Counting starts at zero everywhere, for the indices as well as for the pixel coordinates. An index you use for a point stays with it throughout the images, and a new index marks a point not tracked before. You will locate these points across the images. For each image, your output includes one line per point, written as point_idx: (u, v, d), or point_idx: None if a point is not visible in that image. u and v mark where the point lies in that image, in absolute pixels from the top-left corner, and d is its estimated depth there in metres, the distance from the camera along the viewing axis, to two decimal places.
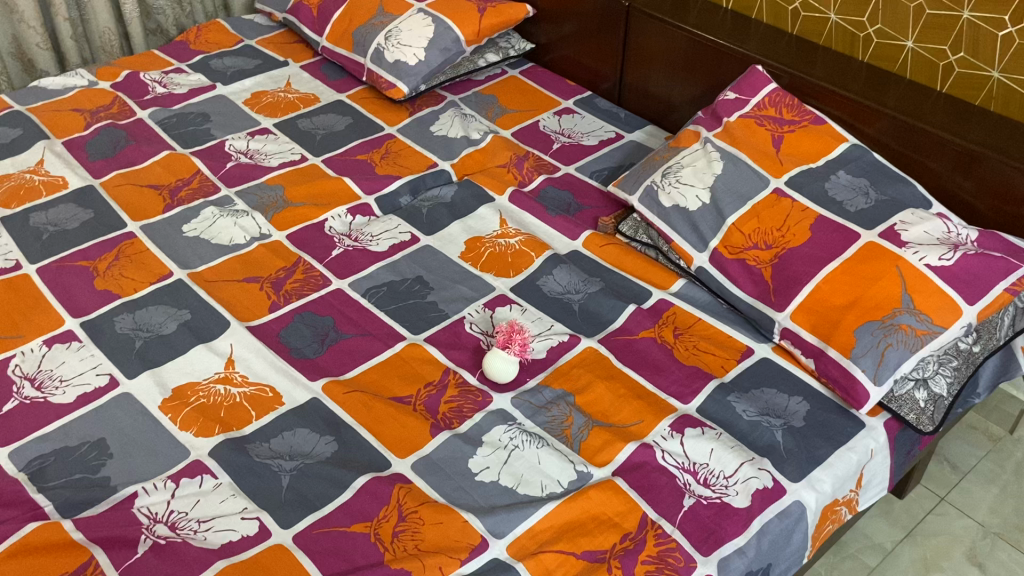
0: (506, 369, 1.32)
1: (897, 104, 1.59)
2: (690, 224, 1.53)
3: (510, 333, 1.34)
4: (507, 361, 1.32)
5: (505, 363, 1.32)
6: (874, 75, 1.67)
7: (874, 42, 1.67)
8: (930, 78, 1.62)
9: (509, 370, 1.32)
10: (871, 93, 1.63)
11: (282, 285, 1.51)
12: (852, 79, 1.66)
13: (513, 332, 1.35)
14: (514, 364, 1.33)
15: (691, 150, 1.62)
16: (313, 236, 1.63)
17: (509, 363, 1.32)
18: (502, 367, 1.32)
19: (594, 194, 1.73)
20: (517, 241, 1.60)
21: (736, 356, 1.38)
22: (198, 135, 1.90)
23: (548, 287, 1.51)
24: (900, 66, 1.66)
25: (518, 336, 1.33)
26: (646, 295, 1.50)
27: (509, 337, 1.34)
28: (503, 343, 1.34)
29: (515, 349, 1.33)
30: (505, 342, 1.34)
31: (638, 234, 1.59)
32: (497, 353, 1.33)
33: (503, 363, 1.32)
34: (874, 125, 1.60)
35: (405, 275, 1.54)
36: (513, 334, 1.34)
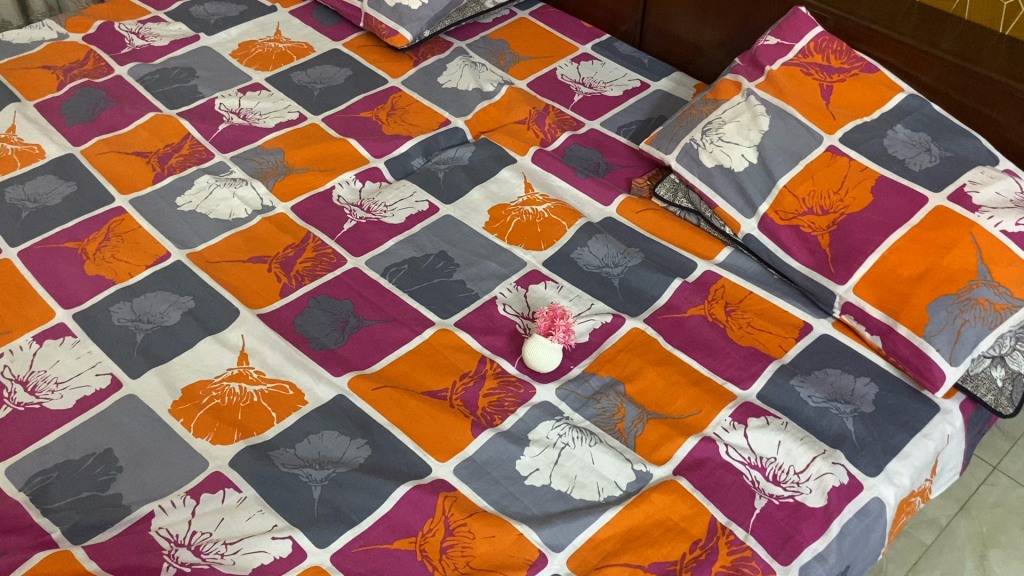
0: (550, 359, 1.22)
1: (955, 47, 1.45)
2: (737, 187, 1.40)
3: (552, 318, 1.23)
4: (550, 350, 1.21)
5: (549, 353, 1.21)
6: (926, 16, 1.53)
7: None
8: (992, 19, 1.48)
9: (553, 358, 1.22)
10: (925, 35, 1.49)
11: (293, 265, 1.38)
12: (903, 21, 1.52)
13: (555, 316, 1.23)
14: (557, 351, 1.22)
15: (732, 103, 1.49)
16: (321, 207, 1.49)
17: (552, 352, 1.22)
18: (545, 357, 1.21)
19: (624, 152, 1.60)
20: (546, 208, 1.48)
21: (794, 334, 1.28)
22: (185, 93, 1.73)
23: (584, 261, 1.40)
24: (957, 6, 1.51)
25: (561, 321, 1.22)
26: (691, 265, 1.39)
27: (551, 322, 1.22)
28: (545, 330, 1.22)
29: (559, 336, 1.21)
30: (546, 329, 1.22)
31: (677, 197, 1.47)
32: (538, 341, 1.22)
33: (546, 352, 1.21)
34: (929, 71, 1.47)
35: (426, 251, 1.41)
36: (556, 318, 1.22)
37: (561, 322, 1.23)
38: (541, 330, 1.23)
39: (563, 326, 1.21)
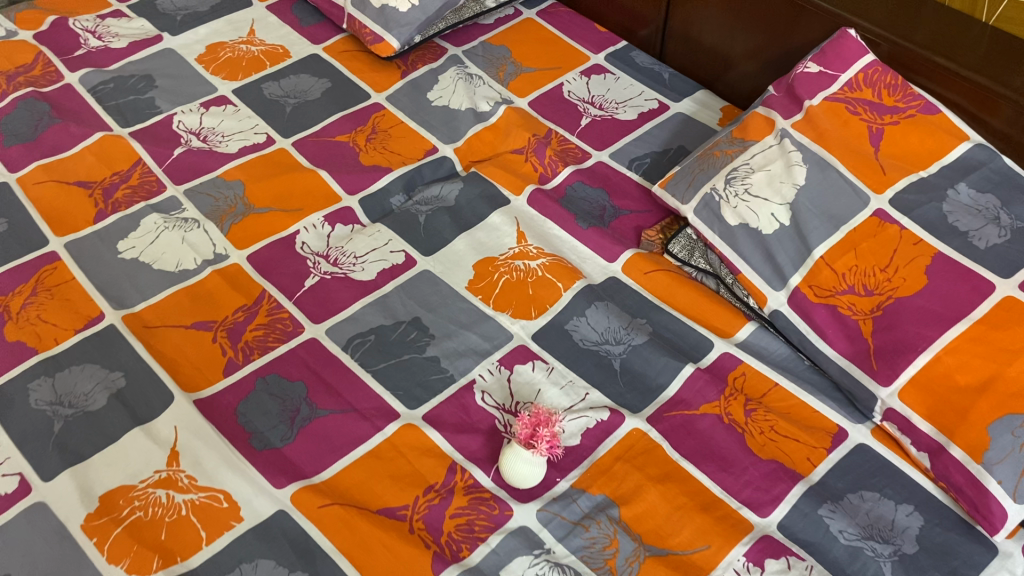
0: (531, 474, 1.02)
1: None
2: (764, 253, 1.18)
3: (535, 425, 1.03)
4: (530, 464, 1.02)
5: (530, 468, 1.02)
6: (1002, 43, 1.27)
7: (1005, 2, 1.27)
8: None
9: (535, 472, 1.03)
10: (996, 66, 1.25)
11: (241, 334, 1.19)
12: (970, 47, 1.28)
13: (538, 421, 1.03)
14: (540, 463, 1.03)
15: (763, 145, 1.26)
16: (281, 256, 1.29)
17: (535, 468, 1.02)
18: (525, 472, 1.02)
19: (635, 193, 1.38)
20: (539, 264, 1.27)
21: (824, 444, 1.08)
22: (141, 107, 1.53)
23: (580, 336, 1.19)
24: None
25: (546, 431, 1.02)
26: (706, 345, 1.18)
27: (533, 429, 1.03)
28: (524, 438, 1.03)
29: (542, 447, 1.02)
30: (526, 437, 1.03)
31: (693, 256, 1.25)
32: (516, 451, 1.03)
33: (526, 468, 1.02)
34: (1001, 114, 1.23)
35: (398, 317, 1.21)
36: (540, 426, 1.03)
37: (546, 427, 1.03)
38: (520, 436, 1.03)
39: (546, 436, 1.01)
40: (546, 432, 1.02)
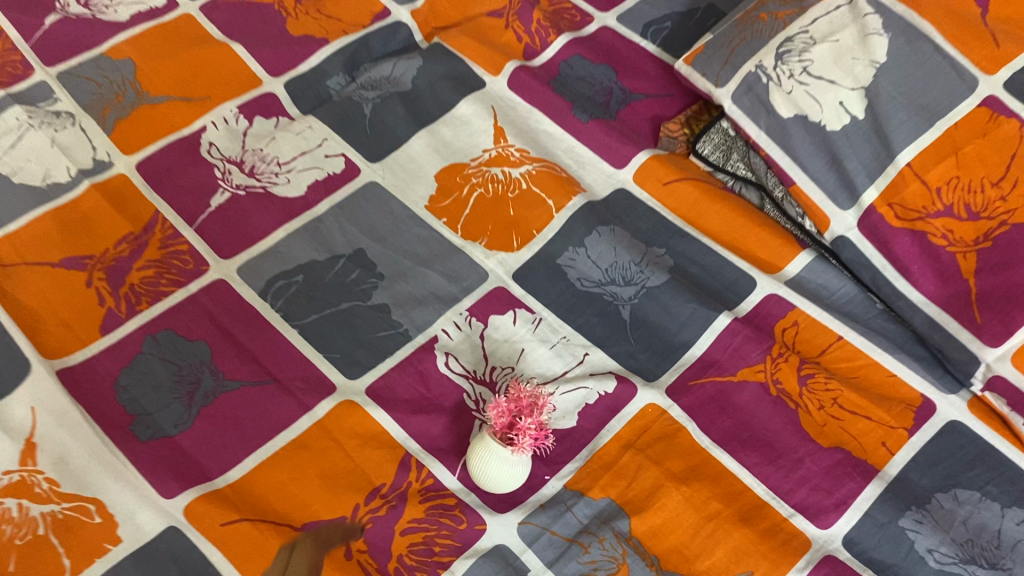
0: (511, 478, 0.75)
1: None
2: (828, 155, 0.88)
3: (517, 411, 0.75)
4: (509, 464, 0.74)
5: (508, 471, 0.75)
6: None
7: None
8: None
9: (517, 475, 0.75)
10: None
11: (125, 275, 0.89)
12: None
13: (519, 404, 0.76)
14: (524, 462, 0.75)
15: (828, 5, 0.92)
16: (180, 163, 0.97)
17: (514, 471, 0.75)
18: (502, 476, 0.75)
19: (651, 70, 1.05)
20: (523, 171, 0.96)
21: (904, 424, 0.81)
22: None
23: (578, 275, 0.90)
24: None
25: (530, 425, 0.74)
26: (744, 286, 0.88)
27: (513, 415, 0.75)
28: (499, 428, 0.75)
29: (524, 443, 0.74)
30: (503, 427, 0.75)
31: (730, 159, 0.95)
32: (488, 446, 0.75)
33: (502, 470, 0.75)
34: None
35: (334, 249, 0.91)
36: (522, 414, 0.75)
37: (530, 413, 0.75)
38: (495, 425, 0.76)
39: (529, 429, 0.74)
40: (529, 423, 0.74)
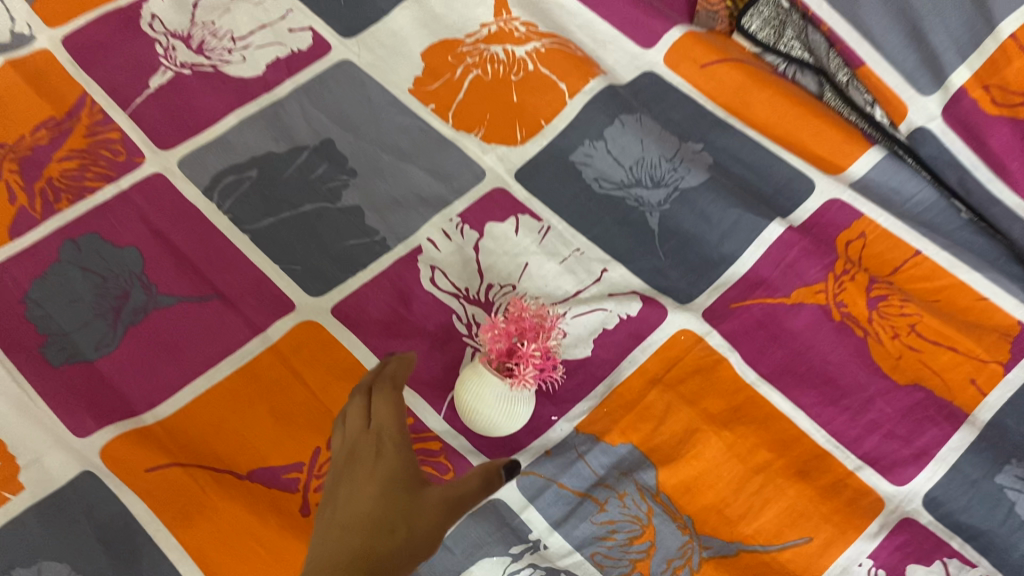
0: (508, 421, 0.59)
1: None
2: (908, 27, 0.70)
3: (517, 334, 0.59)
4: (506, 404, 0.58)
5: (504, 413, 0.59)
6: None
7: None
8: None
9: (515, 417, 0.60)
10: None
11: (42, 167, 0.73)
12: None
13: (521, 326, 0.60)
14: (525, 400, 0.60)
15: None
16: (115, 37, 0.81)
17: (513, 410, 0.59)
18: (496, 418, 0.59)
19: None
20: (530, 49, 0.79)
21: (999, 357, 0.64)
22: None
23: (595, 175, 0.73)
24: None
25: (535, 351, 0.58)
26: (800, 187, 0.72)
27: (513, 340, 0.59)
28: (494, 357, 0.59)
29: (527, 376, 0.58)
30: (500, 355, 0.59)
31: (781, 35, 0.78)
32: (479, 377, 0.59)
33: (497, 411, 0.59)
34: None
35: (297, 140, 0.74)
36: (524, 338, 0.59)
37: (534, 339, 0.60)
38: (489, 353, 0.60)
39: (534, 357, 0.58)
40: (534, 350, 0.58)
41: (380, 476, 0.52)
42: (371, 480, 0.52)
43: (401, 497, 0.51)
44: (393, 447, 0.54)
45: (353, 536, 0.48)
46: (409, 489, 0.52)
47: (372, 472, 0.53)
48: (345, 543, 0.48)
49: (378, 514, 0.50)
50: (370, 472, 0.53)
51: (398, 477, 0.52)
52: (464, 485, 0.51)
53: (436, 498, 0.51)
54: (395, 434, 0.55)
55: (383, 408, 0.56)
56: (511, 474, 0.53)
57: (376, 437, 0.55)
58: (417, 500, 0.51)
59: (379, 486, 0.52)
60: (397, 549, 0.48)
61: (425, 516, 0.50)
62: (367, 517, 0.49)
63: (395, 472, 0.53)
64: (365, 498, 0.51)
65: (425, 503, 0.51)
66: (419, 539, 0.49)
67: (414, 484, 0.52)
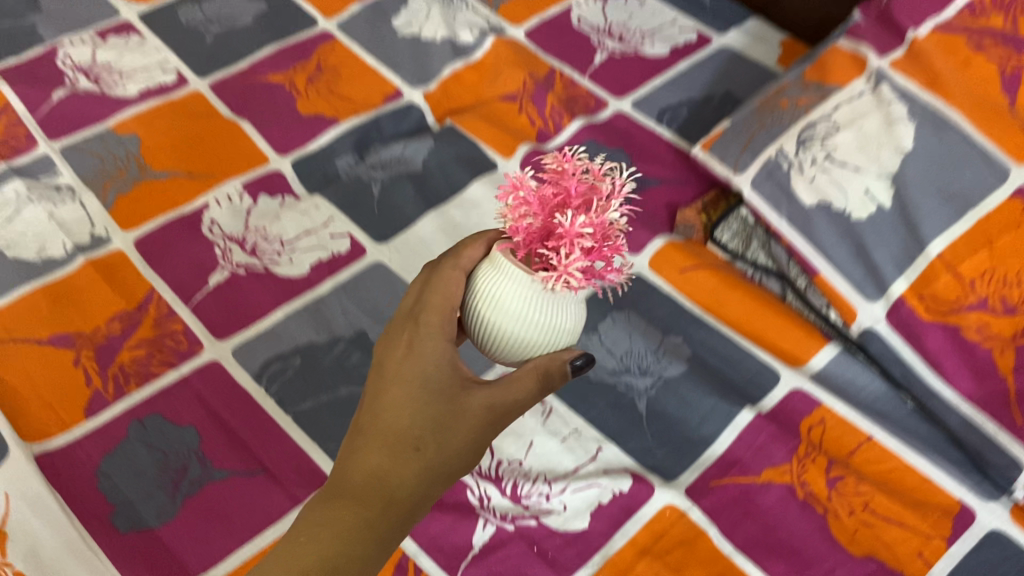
0: (550, 328, 0.61)
1: None
2: (854, 244, 0.84)
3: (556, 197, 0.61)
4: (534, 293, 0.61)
5: (536, 302, 0.61)
6: None
7: None
8: None
9: (557, 315, 0.61)
10: None
11: (115, 355, 0.85)
12: None
13: (560, 190, 0.61)
14: (564, 299, 0.61)
15: (850, 93, 0.91)
16: (180, 240, 0.94)
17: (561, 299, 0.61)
18: (526, 313, 0.61)
19: (666, 156, 1.04)
20: None
21: (943, 533, 0.74)
22: (17, 34, 1.17)
23: (591, 363, 0.85)
24: None
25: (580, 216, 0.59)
26: (766, 379, 0.84)
27: (550, 194, 0.61)
28: (530, 236, 0.61)
29: (574, 251, 0.59)
30: (536, 234, 0.61)
31: (750, 248, 0.92)
32: (498, 264, 0.62)
33: (526, 302, 0.61)
34: None
35: (335, 332, 0.88)
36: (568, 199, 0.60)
37: (578, 203, 0.61)
38: (515, 239, 0.62)
39: (581, 228, 0.58)
40: (578, 223, 0.59)
41: (410, 380, 0.56)
42: (408, 384, 0.56)
43: (432, 405, 0.56)
44: (432, 342, 0.58)
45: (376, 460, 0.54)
46: (442, 394, 0.56)
47: (401, 371, 0.57)
48: (366, 466, 0.54)
49: (411, 430, 0.55)
50: (400, 373, 0.57)
51: (431, 377, 0.57)
52: (501, 391, 0.57)
53: (470, 403, 0.57)
54: (442, 313, 0.60)
55: (452, 284, 0.62)
56: (577, 368, 0.60)
57: (415, 334, 0.58)
58: (447, 408, 0.56)
59: (408, 392, 0.56)
60: (420, 471, 0.55)
61: (454, 425, 0.56)
62: (392, 434, 0.55)
63: (430, 375, 0.57)
64: (397, 406, 0.56)
65: (456, 411, 0.56)
66: (443, 452, 0.56)
67: (451, 385, 0.57)
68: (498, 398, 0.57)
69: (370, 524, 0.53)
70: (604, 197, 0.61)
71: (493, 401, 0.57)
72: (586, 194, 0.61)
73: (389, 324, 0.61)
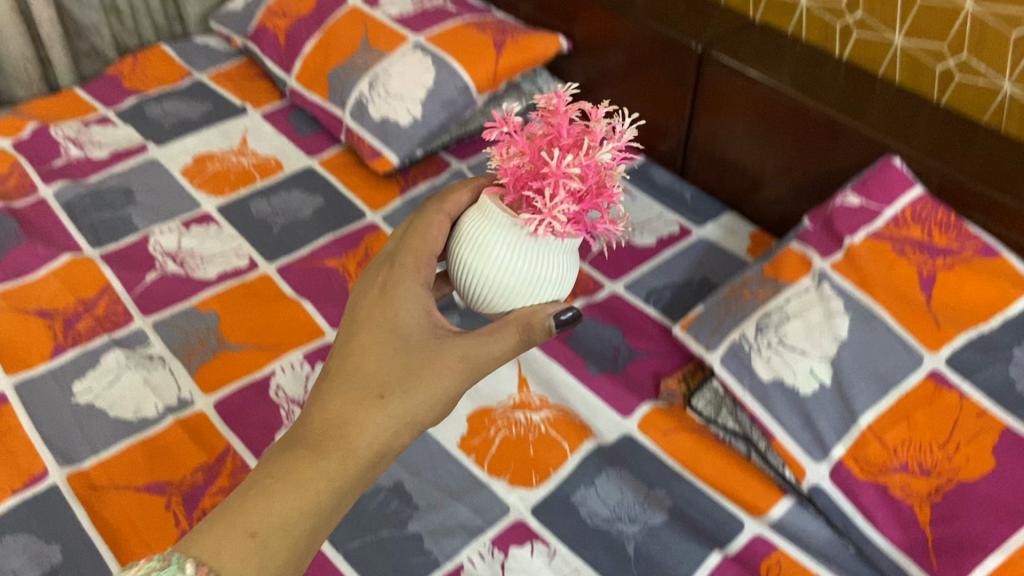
0: (532, 274, 0.83)
1: None
2: (802, 415, 1.03)
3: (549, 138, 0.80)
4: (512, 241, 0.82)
5: (512, 246, 0.83)
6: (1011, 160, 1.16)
7: (1009, 108, 1.18)
8: None
9: (535, 258, 0.83)
10: (1005, 180, 1.13)
11: (198, 500, 1.04)
12: (977, 159, 1.16)
13: (555, 136, 0.80)
14: (541, 245, 0.83)
15: (799, 289, 1.13)
16: (252, 403, 1.15)
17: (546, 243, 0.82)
18: (505, 259, 0.83)
19: (653, 333, 1.26)
20: (542, 418, 1.13)
21: None
22: (117, 223, 1.42)
23: (588, 511, 1.04)
24: None
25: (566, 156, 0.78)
26: (733, 527, 1.02)
27: (545, 138, 0.81)
28: (532, 170, 0.81)
29: (563, 185, 0.78)
30: (536, 168, 0.81)
31: (721, 415, 1.12)
32: (485, 217, 0.85)
33: (505, 250, 0.83)
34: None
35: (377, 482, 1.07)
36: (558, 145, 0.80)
37: (568, 145, 0.80)
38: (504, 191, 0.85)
39: (566, 172, 0.78)
40: (566, 164, 0.78)
41: (380, 336, 0.76)
42: (379, 341, 0.76)
43: (397, 354, 0.75)
44: (403, 300, 0.79)
45: (351, 404, 0.72)
46: (407, 344, 0.76)
47: (375, 329, 0.77)
48: (341, 409, 0.72)
49: (379, 378, 0.74)
50: (373, 332, 0.76)
51: (397, 333, 0.76)
52: (459, 346, 0.77)
53: (433, 351, 0.76)
54: (417, 274, 0.82)
55: (434, 237, 0.85)
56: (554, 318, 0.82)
57: (387, 299, 0.79)
58: (410, 356, 0.75)
59: (379, 346, 0.76)
60: (383, 409, 0.73)
61: (415, 373, 0.75)
62: (365, 381, 0.74)
63: (395, 329, 0.77)
64: (370, 359, 0.75)
65: (416, 364, 0.75)
66: (401, 393, 0.74)
67: (414, 340, 0.76)
68: (469, 349, 0.77)
69: (340, 462, 0.70)
70: (596, 145, 0.80)
71: (457, 352, 0.77)
72: (578, 140, 0.81)
73: (368, 270, 0.84)
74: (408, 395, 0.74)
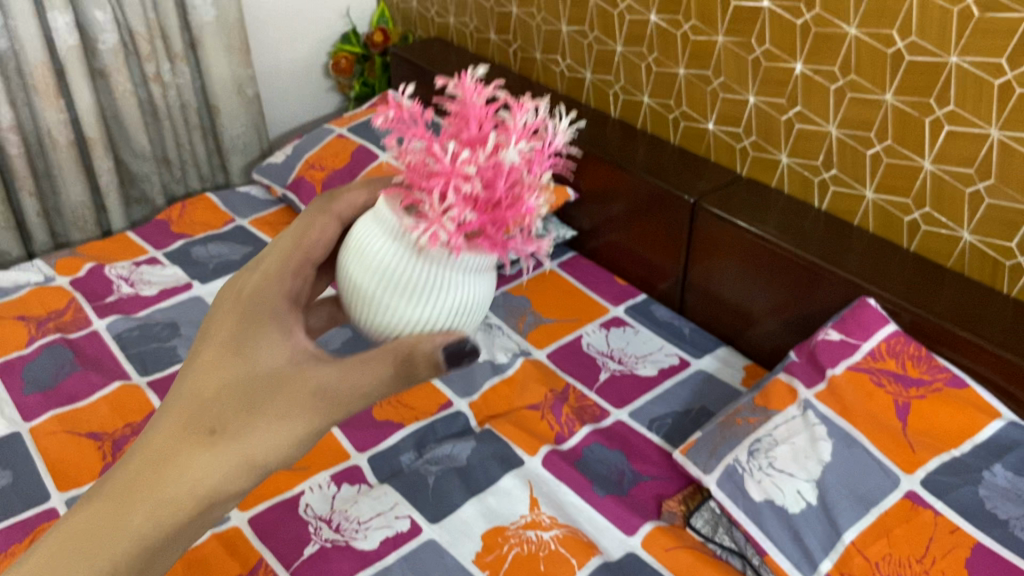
0: (423, 291, 0.73)
1: (1000, 336, 1.21)
2: (792, 533, 1.11)
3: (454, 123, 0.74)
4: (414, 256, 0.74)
5: (411, 262, 0.74)
6: (972, 300, 1.29)
7: (969, 253, 1.32)
8: (992, 276, 1.30)
9: (435, 280, 0.74)
10: (967, 317, 1.25)
11: None
12: (943, 298, 1.29)
13: (459, 122, 0.74)
14: (442, 264, 0.74)
15: (786, 416, 1.23)
16: (282, 519, 1.24)
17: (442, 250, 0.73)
18: (399, 273, 0.74)
19: (656, 457, 1.36)
20: (552, 535, 1.21)
21: None
22: (163, 353, 1.55)
23: None
24: (998, 279, 1.29)
25: (469, 147, 0.72)
26: None
27: (446, 128, 0.74)
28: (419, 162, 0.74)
29: (459, 179, 0.71)
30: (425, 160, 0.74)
31: (718, 533, 1.21)
32: (384, 223, 0.76)
33: (403, 262, 0.74)
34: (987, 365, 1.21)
35: None
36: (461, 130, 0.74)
37: (473, 136, 0.73)
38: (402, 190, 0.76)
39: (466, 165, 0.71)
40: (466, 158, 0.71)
41: (222, 361, 0.69)
42: (218, 366, 0.69)
43: (238, 387, 0.68)
44: (253, 321, 0.71)
45: (177, 439, 0.67)
46: (249, 374, 0.69)
47: (218, 354, 0.69)
48: (166, 440, 0.67)
49: (210, 414, 0.67)
50: (216, 357, 0.69)
51: (240, 359, 0.69)
52: (311, 379, 0.69)
53: (278, 388, 0.68)
54: (280, 288, 0.74)
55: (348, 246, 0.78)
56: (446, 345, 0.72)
57: (242, 318, 0.71)
58: (251, 388, 0.68)
59: (220, 373, 0.68)
60: (211, 448, 0.67)
61: (257, 409, 0.68)
62: (198, 414, 0.67)
63: (237, 353, 0.69)
64: (207, 389, 0.68)
65: (258, 398, 0.68)
66: (233, 431, 0.67)
67: (262, 370, 0.69)
68: (326, 383, 0.69)
69: (152, 502, 0.65)
70: (503, 142, 0.73)
71: (306, 390, 0.69)
72: (485, 134, 0.73)
73: (239, 272, 0.76)
74: (242, 437, 0.67)
